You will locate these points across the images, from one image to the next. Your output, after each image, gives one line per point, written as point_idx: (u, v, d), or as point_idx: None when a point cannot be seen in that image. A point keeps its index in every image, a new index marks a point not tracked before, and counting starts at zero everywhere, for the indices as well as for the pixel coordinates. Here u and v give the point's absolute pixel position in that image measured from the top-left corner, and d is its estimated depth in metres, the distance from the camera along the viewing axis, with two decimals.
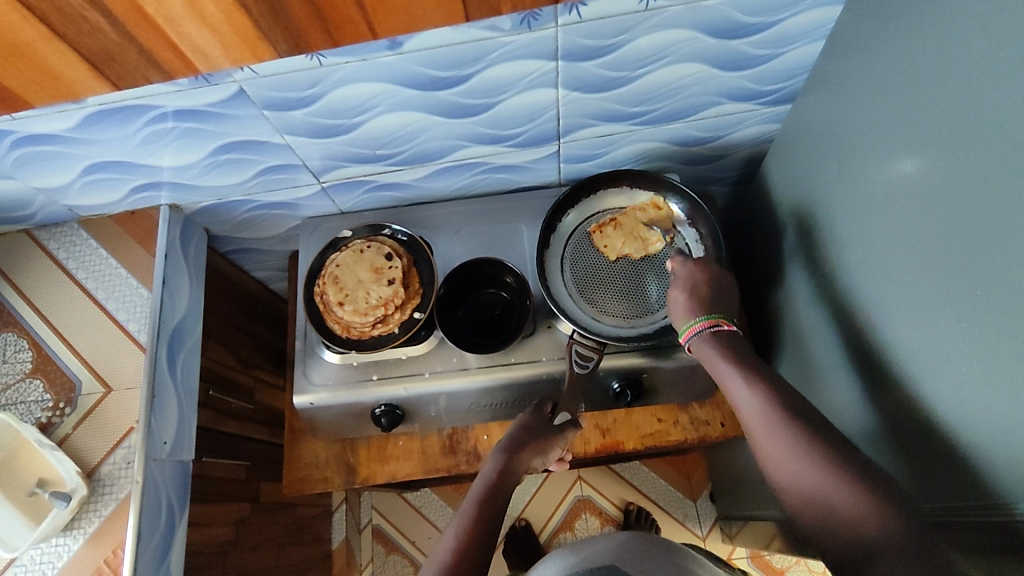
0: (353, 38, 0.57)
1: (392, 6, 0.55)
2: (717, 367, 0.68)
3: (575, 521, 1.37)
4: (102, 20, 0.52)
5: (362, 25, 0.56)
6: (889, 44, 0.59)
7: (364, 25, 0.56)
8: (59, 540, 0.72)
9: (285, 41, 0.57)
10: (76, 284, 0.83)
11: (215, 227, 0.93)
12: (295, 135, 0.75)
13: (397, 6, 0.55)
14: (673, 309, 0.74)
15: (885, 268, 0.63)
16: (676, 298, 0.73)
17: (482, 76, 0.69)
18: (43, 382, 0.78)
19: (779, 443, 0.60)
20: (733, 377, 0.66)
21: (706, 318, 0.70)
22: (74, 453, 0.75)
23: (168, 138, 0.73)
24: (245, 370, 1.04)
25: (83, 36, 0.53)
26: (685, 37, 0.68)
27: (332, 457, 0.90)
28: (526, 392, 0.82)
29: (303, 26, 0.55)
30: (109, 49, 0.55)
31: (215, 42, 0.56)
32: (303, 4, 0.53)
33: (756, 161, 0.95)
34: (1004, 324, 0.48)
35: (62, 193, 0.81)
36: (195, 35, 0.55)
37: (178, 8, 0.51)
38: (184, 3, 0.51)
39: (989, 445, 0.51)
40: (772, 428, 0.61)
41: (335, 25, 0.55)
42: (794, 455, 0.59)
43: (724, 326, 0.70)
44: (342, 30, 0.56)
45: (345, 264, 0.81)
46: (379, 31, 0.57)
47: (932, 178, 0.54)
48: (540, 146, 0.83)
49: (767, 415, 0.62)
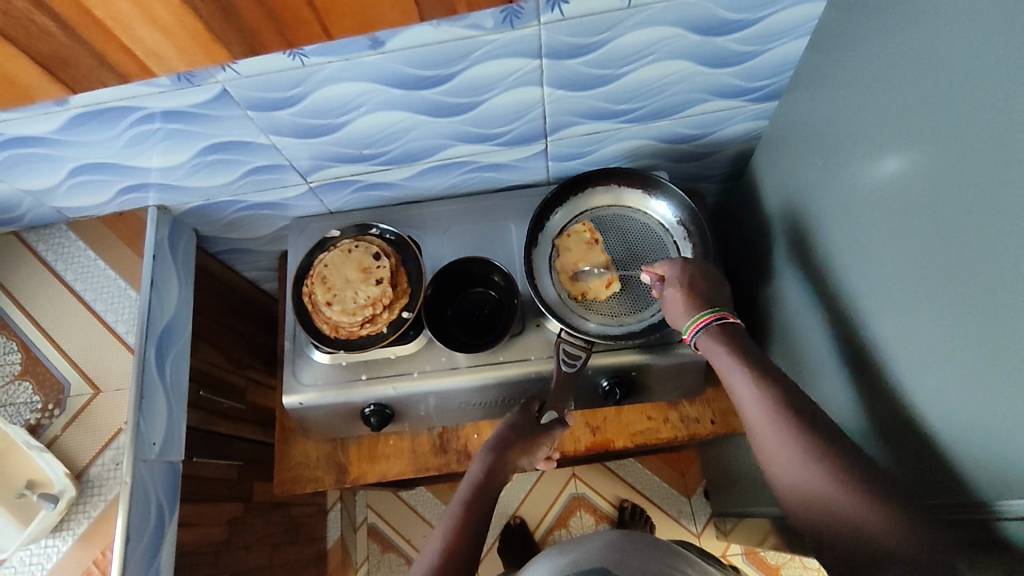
0: (309, 39, 0.57)
1: (346, 7, 0.54)
2: (716, 360, 0.67)
3: (570, 519, 1.37)
4: (51, 24, 0.51)
5: (316, 25, 0.55)
6: (873, 40, 0.59)
7: (317, 25, 0.56)
8: (49, 541, 0.72)
9: (239, 43, 0.56)
10: (64, 285, 0.83)
11: (204, 228, 0.93)
12: (281, 135, 0.75)
13: (351, 7, 0.54)
14: (671, 307, 0.73)
15: (871, 264, 0.62)
16: (672, 296, 0.72)
17: (466, 75, 0.69)
18: (32, 384, 0.78)
19: (776, 434, 0.59)
20: (730, 368, 0.65)
21: (714, 311, 0.69)
22: (62, 454, 0.75)
23: (153, 139, 0.73)
24: (237, 370, 1.04)
25: (35, 40, 0.53)
26: (670, 35, 0.68)
27: (323, 456, 0.90)
28: (516, 390, 0.82)
29: (257, 28, 0.55)
30: (61, 53, 0.55)
31: (169, 45, 0.56)
32: (254, 6, 0.52)
33: (745, 158, 0.94)
34: (991, 319, 0.48)
35: (49, 195, 0.81)
36: (147, 38, 0.54)
37: (128, 11, 0.51)
38: (133, 4, 0.50)
39: (974, 441, 0.51)
40: (767, 420, 0.60)
41: (289, 27, 0.55)
42: (789, 447, 0.58)
43: (728, 320, 0.69)
44: (297, 30, 0.56)
45: (332, 265, 0.81)
46: (333, 31, 0.57)
47: (916, 173, 0.54)
48: (527, 144, 0.82)
49: (761, 407, 0.61)
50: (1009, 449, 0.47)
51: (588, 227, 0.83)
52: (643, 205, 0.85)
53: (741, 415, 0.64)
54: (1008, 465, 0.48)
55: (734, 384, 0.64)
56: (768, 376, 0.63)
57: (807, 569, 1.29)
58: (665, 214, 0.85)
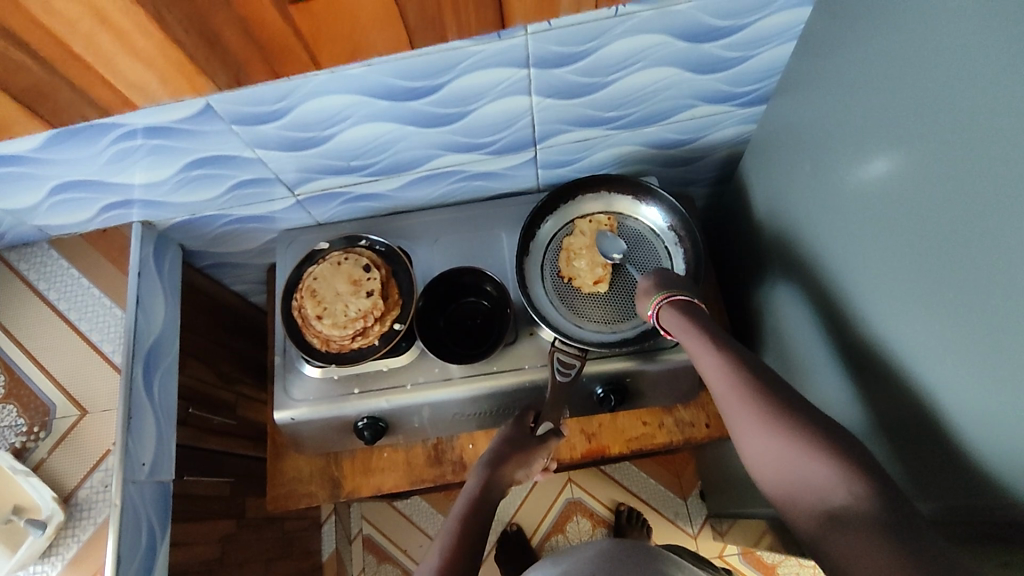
0: (296, 67, 0.58)
1: (333, 36, 0.55)
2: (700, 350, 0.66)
3: (566, 524, 1.37)
4: (28, 59, 0.52)
5: (305, 54, 0.57)
6: (857, 47, 0.59)
7: (306, 54, 0.57)
8: (37, 568, 0.70)
9: (224, 74, 0.57)
10: (48, 305, 0.81)
11: (191, 243, 0.92)
12: (267, 149, 0.74)
13: (339, 38, 0.56)
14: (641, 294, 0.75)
15: (863, 268, 0.62)
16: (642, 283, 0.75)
17: (453, 86, 0.68)
18: (16, 407, 0.76)
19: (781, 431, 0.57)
20: (700, 352, 0.66)
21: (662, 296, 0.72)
22: (49, 478, 0.74)
23: (137, 155, 0.72)
24: (226, 385, 1.02)
25: (12, 74, 0.53)
26: (658, 42, 0.68)
27: (316, 471, 0.89)
28: (511, 400, 0.82)
29: (243, 58, 0.56)
30: (40, 88, 0.55)
31: (151, 76, 0.56)
32: (238, 35, 0.53)
33: (733, 162, 0.95)
34: (990, 322, 0.47)
35: (31, 213, 0.80)
36: (128, 71, 0.55)
37: (107, 45, 0.51)
38: (113, 39, 0.51)
39: (968, 439, 0.51)
40: (733, 399, 0.61)
41: (275, 56, 0.56)
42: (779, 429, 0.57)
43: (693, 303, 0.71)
44: (284, 60, 0.57)
45: (322, 278, 0.80)
46: (322, 60, 0.58)
47: (905, 174, 0.54)
48: (516, 153, 0.82)
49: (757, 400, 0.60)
50: (1002, 445, 0.48)
51: (612, 223, 0.84)
52: (633, 211, 0.85)
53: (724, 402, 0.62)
54: (1005, 467, 0.48)
55: (707, 371, 0.65)
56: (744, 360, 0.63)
57: (803, 565, 1.29)
58: (654, 220, 0.85)
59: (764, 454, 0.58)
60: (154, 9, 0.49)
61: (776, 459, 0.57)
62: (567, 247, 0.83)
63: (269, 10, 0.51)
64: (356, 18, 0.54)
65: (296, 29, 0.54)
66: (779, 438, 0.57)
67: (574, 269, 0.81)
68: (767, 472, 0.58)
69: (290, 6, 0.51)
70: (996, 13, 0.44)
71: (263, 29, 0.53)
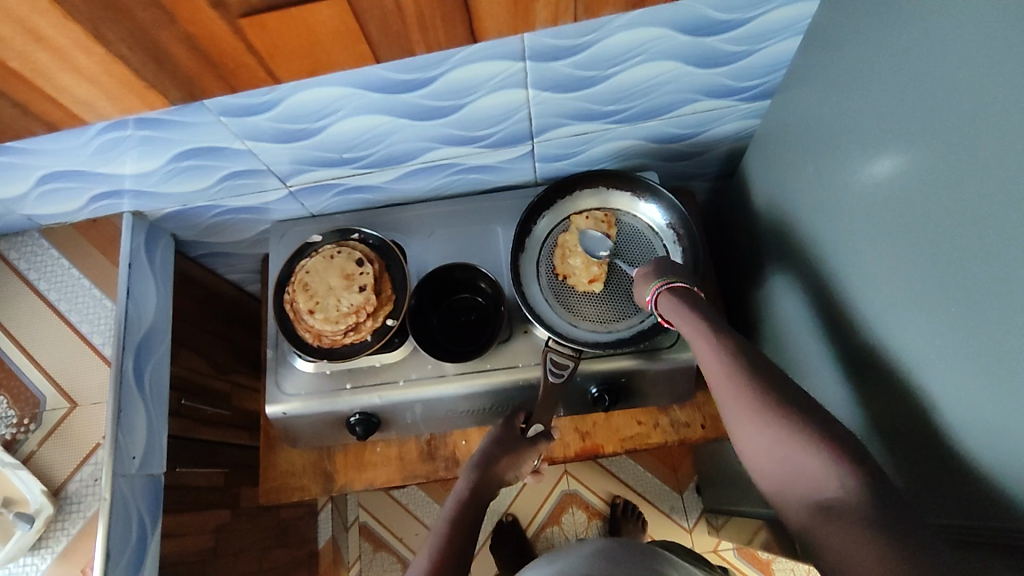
0: (253, 82, 0.60)
1: (290, 52, 0.57)
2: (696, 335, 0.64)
3: (562, 515, 1.37)
4: None
5: (261, 69, 0.58)
6: (863, 45, 0.57)
7: (262, 69, 0.59)
8: (28, 559, 0.71)
9: (177, 89, 0.60)
10: (38, 296, 0.80)
11: (183, 233, 0.91)
12: (258, 140, 0.72)
13: (294, 52, 0.57)
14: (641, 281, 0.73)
15: (864, 275, 0.61)
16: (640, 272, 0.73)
17: (447, 78, 0.66)
18: (7, 399, 0.76)
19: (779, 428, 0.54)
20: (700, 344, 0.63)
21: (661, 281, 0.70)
22: (39, 471, 0.73)
23: (127, 145, 0.70)
24: (220, 375, 1.02)
25: None
26: (658, 36, 0.66)
27: (309, 465, 0.89)
28: (504, 398, 0.81)
29: (193, 74, 0.58)
30: None
31: (100, 95, 0.59)
32: (187, 52, 0.55)
33: (737, 156, 0.92)
34: (992, 341, 0.46)
35: (20, 203, 0.79)
36: (68, 81, 0.57)
37: (45, 61, 0.54)
38: (51, 55, 0.53)
39: (967, 455, 0.49)
40: (727, 395, 0.59)
41: (230, 72, 0.58)
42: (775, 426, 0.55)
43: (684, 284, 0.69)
44: (240, 75, 0.59)
45: (314, 271, 0.79)
46: (278, 74, 0.59)
47: (909, 179, 0.52)
48: (513, 146, 0.80)
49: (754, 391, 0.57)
50: (999, 465, 0.46)
51: (609, 220, 0.82)
52: (632, 208, 0.83)
53: (727, 387, 0.59)
54: (1003, 488, 0.46)
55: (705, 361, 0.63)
56: (745, 349, 0.61)
57: (799, 565, 1.28)
58: (654, 217, 0.83)
59: (761, 453, 0.56)
60: (92, 26, 0.51)
61: (773, 458, 0.54)
62: (563, 244, 0.81)
63: (218, 24, 0.52)
64: (314, 33, 0.55)
65: (250, 45, 0.55)
66: (781, 438, 0.54)
67: (569, 266, 0.80)
68: (764, 473, 0.56)
69: (238, 20, 0.52)
70: (1004, 16, 0.42)
71: (215, 46, 0.55)
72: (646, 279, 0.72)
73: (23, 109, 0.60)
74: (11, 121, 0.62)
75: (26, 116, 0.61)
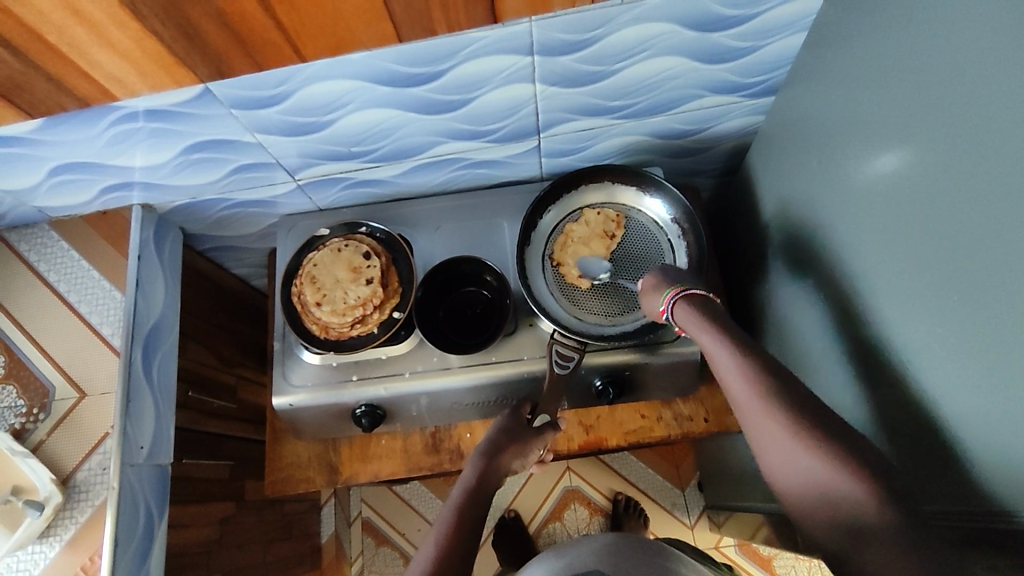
0: (279, 60, 0.59)
1: (316, 30, 0.56)
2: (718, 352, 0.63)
3: (564, 512, 1.38)
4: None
5: (287, 47, 0.58)
6: (866, 40, 0.58)
7: (289, 47, 0.58)
8: (35, 547, 0.71)
9: (206, 65, 0.59)
10: (48, 288, 0.81)
11: (191, 226, 0.92)
12: (268, 133, 0.73)
13: (320, 27, 0.56)
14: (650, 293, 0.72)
15: (865, 268, 0.61)
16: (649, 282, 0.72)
17: (456, 72, 0.67)
18: (16, 387, 0.77)
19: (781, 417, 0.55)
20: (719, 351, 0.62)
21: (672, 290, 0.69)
22: (48, 458, 0.74)
23: (137, 137, 0.71)
24: (227, 368, 1.03)
25: None
26: (664, 31, 0.67)
27: (314, 456, 0.90)
28: (509, 391, 0.81)
29: (221, 50, 0.57)
30: (14, 78, 0.57)
31: (129, 68, 0.58)
32: (218, 28, 0.54)
33: (739, 153, 0.93)
34: (991, 330, 0.46)
35: (31, 194, 0.79)
36: (105, 61, 0.56)
37: (82, 36, 0.53)
38: (88, 30, 0.52)
39: (962, 446, 0.50)
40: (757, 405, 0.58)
41: (257, 49, 0.58)
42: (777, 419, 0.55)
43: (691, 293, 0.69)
44: (267, 52, 0.58)
45: (321, 264, 0.79)
46: (304, 53, 0.59)
47: (911, 173, 0.53)
48: (519, 141, 0.81)
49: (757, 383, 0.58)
50: (996, 453, 0.47)
51: (620, 220, 0.82)
52: (637, 203, 0.84)
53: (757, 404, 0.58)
54: (1000, 478, 0.47)
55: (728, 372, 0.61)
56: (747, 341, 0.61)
57: (798, 559, 1.30)
58: (659, 212, 0.83)
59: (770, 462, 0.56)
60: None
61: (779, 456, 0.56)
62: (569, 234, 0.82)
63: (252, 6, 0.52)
64: (337, 11, 0.55)
65: (276, 21, 0.55)
66: None
67: (568, 257, 0.81)
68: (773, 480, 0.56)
69: None
70: (1010, 9, 0.43)
71: (244, 23, 0.54)
72: (657, 290, 0.71)
73: (56, 84, 0.59)
74: (45, 95, 0.60)
75: (58, 91, 0.60)
